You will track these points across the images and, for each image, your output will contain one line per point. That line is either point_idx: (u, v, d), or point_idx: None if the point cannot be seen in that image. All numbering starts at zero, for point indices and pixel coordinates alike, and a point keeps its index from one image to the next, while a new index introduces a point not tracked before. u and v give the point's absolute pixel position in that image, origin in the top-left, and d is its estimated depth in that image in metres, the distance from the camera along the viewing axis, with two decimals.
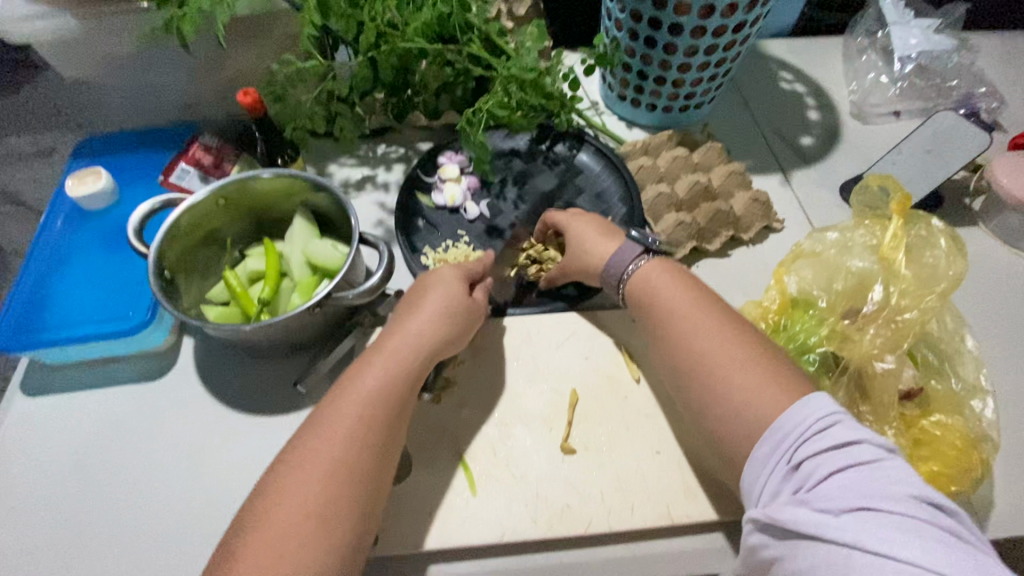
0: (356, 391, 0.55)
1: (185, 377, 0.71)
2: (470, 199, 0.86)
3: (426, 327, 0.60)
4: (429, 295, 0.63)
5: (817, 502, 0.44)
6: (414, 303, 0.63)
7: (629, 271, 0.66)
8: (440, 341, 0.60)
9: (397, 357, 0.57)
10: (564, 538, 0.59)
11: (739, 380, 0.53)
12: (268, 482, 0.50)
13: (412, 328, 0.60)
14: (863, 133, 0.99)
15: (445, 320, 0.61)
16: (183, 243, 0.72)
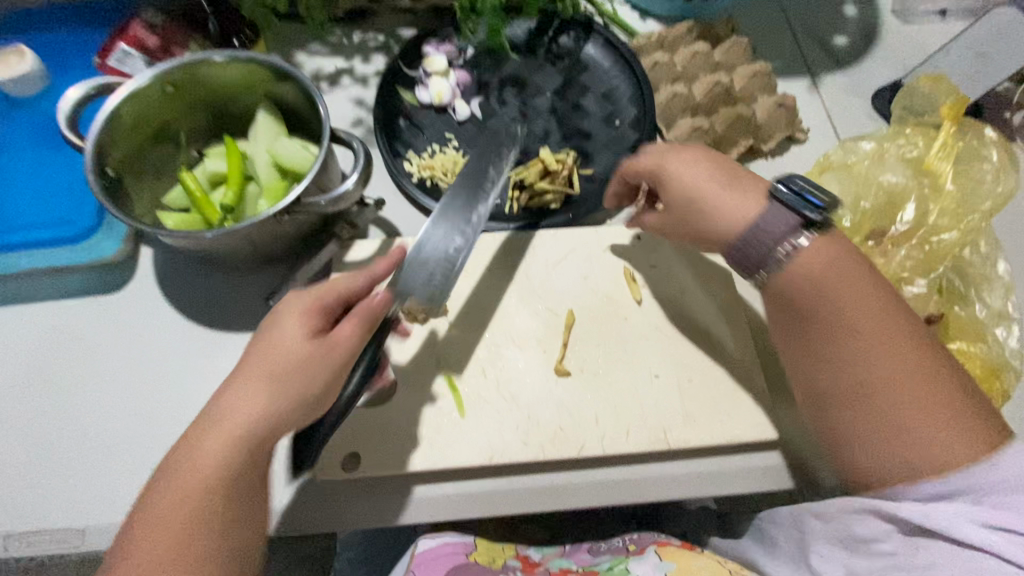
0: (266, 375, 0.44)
1: (145, 291, 0.64)
2: (460, 97, 0.76)
3: (254, 386, 0.44)
4: (272, 337, 0.46)
5: (978, 510, 0.39)
6: (259, 346, 0.46)
7: (785, 248, 0.49)
8: (277, 395, 0.44)
9: (224, 427, 0.43)
10: (556, 460, 0.57)
11: (925, 427, 0.42)
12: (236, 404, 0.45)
13: (249, 385, 0.44)
14: (904, 33, 0.88)
15: (278, 374, 0.44)
16: (127, 139, 0.63)
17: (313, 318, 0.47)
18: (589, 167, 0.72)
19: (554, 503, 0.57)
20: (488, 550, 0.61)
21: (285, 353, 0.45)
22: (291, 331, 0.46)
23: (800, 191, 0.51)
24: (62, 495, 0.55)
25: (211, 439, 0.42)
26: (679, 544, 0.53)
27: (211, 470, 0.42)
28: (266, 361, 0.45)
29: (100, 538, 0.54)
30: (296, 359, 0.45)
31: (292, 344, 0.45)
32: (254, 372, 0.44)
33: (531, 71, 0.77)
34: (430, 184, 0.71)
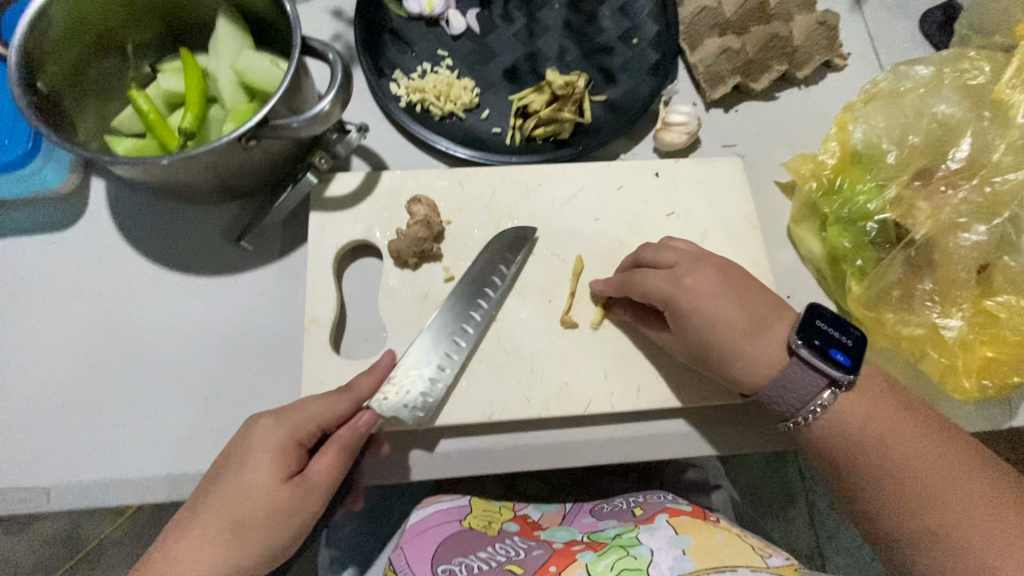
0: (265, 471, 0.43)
1: (99, 228, 0.57)
2: (454, 7, 0.65)
3: (213, 533, 0.43)
4: (239, 474, 0.43)
5: None
6: (226, 477, 0.44)
7: (811, 406, 0.46)
8: (241, 544, 0.43)
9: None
10: (560, 417, 0.52)
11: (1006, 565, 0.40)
12: None
13: (207, 539, 0.43)
14: None
15: (244, 521, 0.43)
16: (63, 49, 0.53)
17: (281, 467, 0.44)
18: (601, 93, 0.63)
19: (557, 462, 0.53)
20: (482, 513, 0.58)
21: (254, 499, 0.43)
22: (260, 475, 0.43)
23: (825, 344, 0.45)
24: (20, 452, 0.51)
25: (186, 552, 0.43)
26: (690, 516, 0.51)
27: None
28: (230, 505, 0.43)
29: (67, 497, 0.50)
30: (261, 530, 0.43)
31: (257, 502, 0.43)
32: (219, 510, 0.43)
33: None
34: (420, 110, 0.62)
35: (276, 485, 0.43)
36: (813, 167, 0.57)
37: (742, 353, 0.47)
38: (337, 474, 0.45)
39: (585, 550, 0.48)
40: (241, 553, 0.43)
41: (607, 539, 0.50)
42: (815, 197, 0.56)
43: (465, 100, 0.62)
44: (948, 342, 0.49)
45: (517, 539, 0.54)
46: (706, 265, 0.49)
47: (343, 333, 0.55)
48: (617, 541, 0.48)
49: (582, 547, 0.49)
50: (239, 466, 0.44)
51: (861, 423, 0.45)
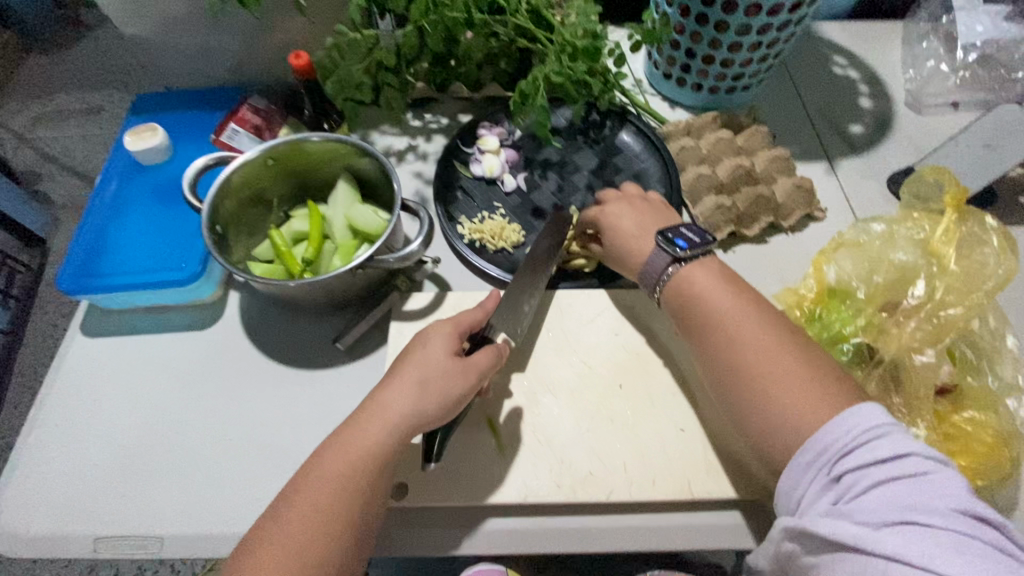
0: (432, 352, 0.58)
1: (231, 330, 0.75)
2: (508, 172, 0.87)
3: (399, 395, 0.56)
4: (423, 350, 0.59)
5: (856, 514, 0.45)
6: (412, 355, 0.59)
7: (663, 275, 0.65)
8: (425, 400, 0.56)
9: (388, 415, 0.55)
10: (585, 503, 0.61)
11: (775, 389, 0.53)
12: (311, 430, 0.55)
13: (400, 389, 0.56)
14: (917, 124, 0.97)
15: (421, 385, 0.56)
16: (234, 199, 0.74)
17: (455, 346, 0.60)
18: None
19: (580, 544, 0.61)
20: None
21: (428, 366, 0.57)
22: (439, 349, 0.58)
23: (674, 234, 0.66)
24: (150, 505, 0.63)
25: (383, 401, 0.56)
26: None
27: (380, 426, 0.55)
28: (419, 368, 0.57)
29: (182, 546, 0.61)
30: (442, 390, 0.57)
31: (442, 369, 0.57)
32: (410, 369, 0.57)
33: (571, 154, 0.88)
34: (479, 246, 0.81)
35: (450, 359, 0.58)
36: (795, 298, 0.70)
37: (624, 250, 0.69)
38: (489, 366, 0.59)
39: None
40: (424, 407, 0.56)
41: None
42: (800, 322, 0.68)
43: (514, 240, 0.80)
44: None
45: None
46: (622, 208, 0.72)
47: None
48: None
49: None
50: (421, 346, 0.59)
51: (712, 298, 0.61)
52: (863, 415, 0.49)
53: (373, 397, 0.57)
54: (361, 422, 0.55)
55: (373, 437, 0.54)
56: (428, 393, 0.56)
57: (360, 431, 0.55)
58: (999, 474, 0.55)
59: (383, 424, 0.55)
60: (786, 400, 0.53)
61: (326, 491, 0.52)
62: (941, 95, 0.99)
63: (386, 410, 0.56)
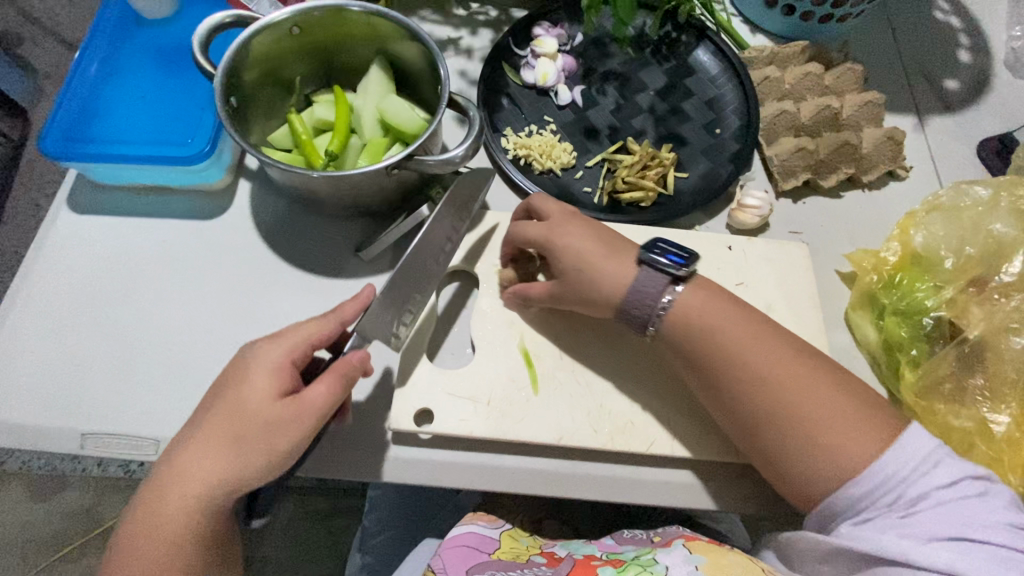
0: (251, 391, 0.47)
1: (239, 224, 0.66)
2: (563, 83, 0.76)
3: (214, 448, 0.47)
4: (239, 388, 0.48)
5: (908, 529, 0.43)
6: (228, 394, 0.48)
7: (661, 305, 0.53)
8: (243, 451, 0.46)
9: (198, 473, 0.47)
10: (622, 453, 0.56)
11: (823, 433, 0.47)
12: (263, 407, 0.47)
13: (207, 439, 0.47)
14: (1017, 88, 0.83)
15: (240, 435, 0.46)
16: (251, 70, 0.63)
17: (280, 378, 0.48)
18: (683, 171, 0.72)
19: (610, 495, 0.57)
20: (510, 548, 0.63)
21: (250, 410, 0.47)
22: (259, 390, 0.47)
23: (662, 254, 0.55)
24: (145, 405, 0.58)
25: (192, 452, 0.47)
26: (706, 541, 0.54)
27: (195, 479, 0.46)
28: (232, 410, 0.47)
29: None
30: (266, 437, 0.46)
31: (260, 410, 0.47)
32: (222, 410, 0.48)
33: (637, 70, 0.77)
34: (524, 163, 0.72)
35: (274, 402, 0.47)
36: (874, 261, 0.62)
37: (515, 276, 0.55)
38: (330, 401, 0.47)
39: (604, 565, 0.54)
40: (237, 458, 0.46)
41: (625, 557, 0.55)
42: (874, 288, 0.62)
43: (564, 160, 0.71)
44: (996, 436, 0.52)
45: (543, 569, 0.58)
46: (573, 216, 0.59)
47: (433, 343, 0.61)
48: (635, 560, 0.53)
49: (602, 562, 0.55)
50: (237, 379, 0.48)
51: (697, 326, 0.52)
52: (907, 441, 0.46)
53: (184, 442, 0.48)
54: (173, 468, 0.48)
55: (181, 489, 0.47)
56: (246, 449, 0.46)
57: (169, 480, 0.47)
58: None
59: (185, 477, 0.47)
60: (833, 441, 0.47)
61: (151, 538, 0.47)
62: None
63: (193, 460, 0.47)
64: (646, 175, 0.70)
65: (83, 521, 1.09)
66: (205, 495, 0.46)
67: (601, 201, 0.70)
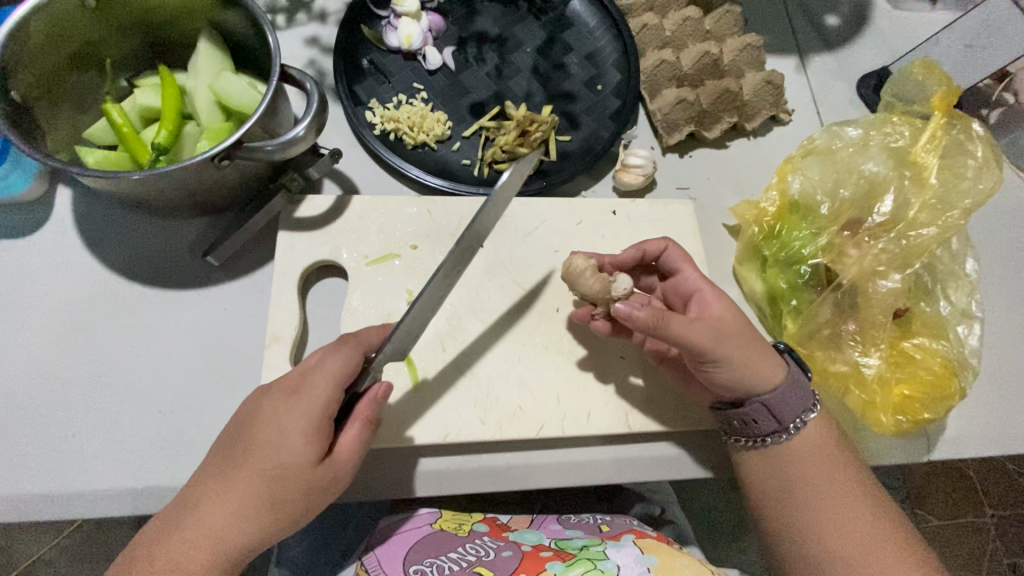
0: (289, 443, 0.42)
1: (61, 239, 0.57)
2: (431, 44, 0.69)
3: (242, 509, 0.40)
4: (273, 442, 0.42)
5: None
6: (252, 449, 0.42)
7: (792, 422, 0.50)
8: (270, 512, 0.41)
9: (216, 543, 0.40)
10: (515, 440, 0.54)
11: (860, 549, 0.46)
12: (290, 457, 0.41)
13: (230, 505, 0.40)
14: (896, 19, 0.83)
15: (280, 491, 0.41)
16: (38, 56, 0.52)
17: (318, 435, 0.42)
18: (566, 134, 0.67)
19: (508, 485, 0.54)
20: (453, 517, 0.61)
21: (289, 461, 0.41)
22: (296, 442, 0.42)
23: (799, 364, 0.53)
24: None
25: (206, 520, 0.40)
26: (655, 539, 0.56)
27: (202, 548, 0.39)
28: (261, 472, 0.41)
29: (10, 509, 0.48)
30: (299, 499, 0.42)
31: (297, 475, 0.41)
32: (254, 472, 0.41)
33: (510, 25, 0.71)
34: (394, 138, 0.65)
35: (312, 464, 0.42)
36: (755, 212, 0.61)
37: (763, 354, 0.49)
38: (358, 449, 0.45)
39: (553, 558, 0.52)
40: (256, 523, 0.41)
41: (574, 550, 0.54)
42: (756, 241, 0.60)
43: (438, 132, 0.65)
44: (868, 378, 0.53)
45: (487, 539, 0.58)
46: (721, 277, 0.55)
47: (303, 350, 0.56)
48: (584, 552, 0.53)
49: (550, 555, 0.54)
50: (269, 437, 0.42)
51: (790, 400, 0.49)
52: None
53: (191, 504, 0.41)
54: (172, 537, 0.40)
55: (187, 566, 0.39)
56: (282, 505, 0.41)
57: (170, 555, 0.39)
58: (941, 405, 0.52)
59: (196, 551, 0.39)
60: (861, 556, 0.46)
61: None
62: None
63: (205, 530, 0.40)
64: (525, 139, 0.65)
65: None
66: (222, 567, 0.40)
67: (485, 171, 0.65)
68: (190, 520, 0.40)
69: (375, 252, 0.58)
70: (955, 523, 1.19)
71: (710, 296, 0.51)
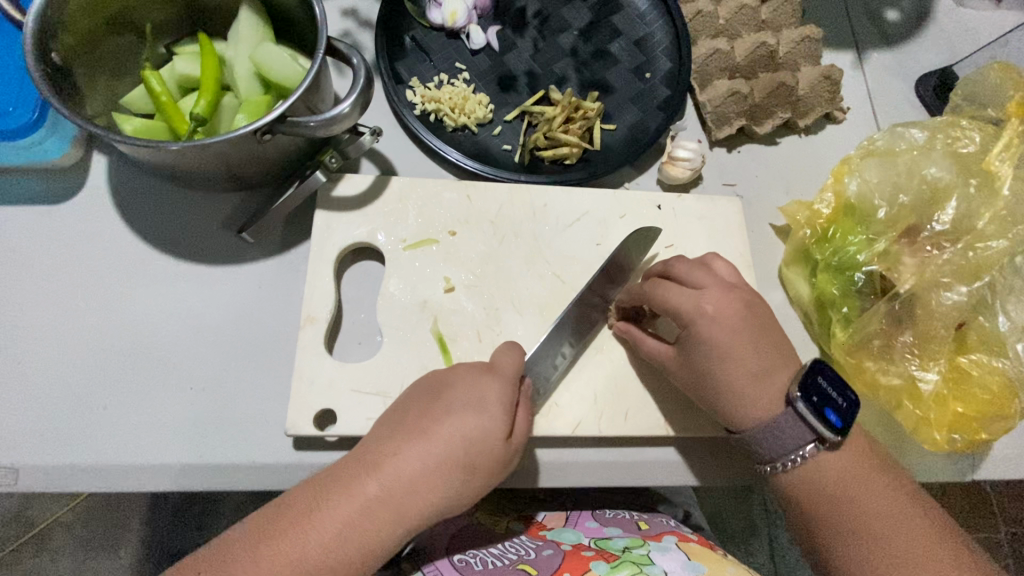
0: (484, 415, 0.43)
1: (95, 206, 0.56)
2: (475, 23, 0.67)
3: (435, 469, 0.41)
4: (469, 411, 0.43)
5: None
6: (446, 416, 0.43)
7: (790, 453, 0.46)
8: (457, 478, 0.42)
9: (408, 495, 0.41)
10: (549, 437, 0.52)
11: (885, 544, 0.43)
12: (477, 426, 0.43)
13: (425, 462, 0.41)
14: (960, 17, 0.78)
15: (471, 461, 0.42)
16: (81, 19, 0.51)
17: (511, 412, 0.44)
18: (611, 123, 0.65)
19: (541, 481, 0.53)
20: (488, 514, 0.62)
21: (480, 432, 0.43)
22: (490, 415, 0.43)
23: (822, 400, 0.45)
24: None
25: (401, 470, 0.41)
26: (698, 544, 0.56)
27: (398, 499, 0.40)
28: (459, 438, 0.42)
29: (41, 478, 0.48)
30: (486, 472, 0.43)
31: (491, 448, 0.43)
32: (451, 435, 0.42)
33: (557, 6, 0.69)
34: (434, 119, 0.63)
35: (503, 440, 0.43)
36: (808, 213, 0.58)
37: (746, 396, 0.46)
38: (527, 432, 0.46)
39: (597, 558, 0.52)
40: (448, 485, 0.41)
41: (617, 551, 0.53)
42: (808, 244, 0.58)
43: (479, 115, 0.63)
44: (924, 394, 0.51)
45: (524, 538, 0.58)
46: (734, 296, 0.48)
47: (334, 332, 0.54)
48: (627, 556, 0.52)
49: (593, 554, 0.53)
50: (469, 405, 0.43)
51: (772, 439, 0.46)
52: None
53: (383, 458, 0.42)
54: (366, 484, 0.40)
55: (377, 517, 0.40)
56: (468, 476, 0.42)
57: (361, 503, 0.40)
58: (1000, 425, 0.50)
59: (387, 503, 0.40)
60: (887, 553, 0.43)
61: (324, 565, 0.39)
62: None
63: (401, 483, 0.41)
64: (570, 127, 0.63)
65: (15, 526, 1.03)
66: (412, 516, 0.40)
67: (527, 157, 0.63)
68: (384, 471, 0.41)
69: (413, 236, 0.57)
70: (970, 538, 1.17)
71: (693, 341, 0.47)
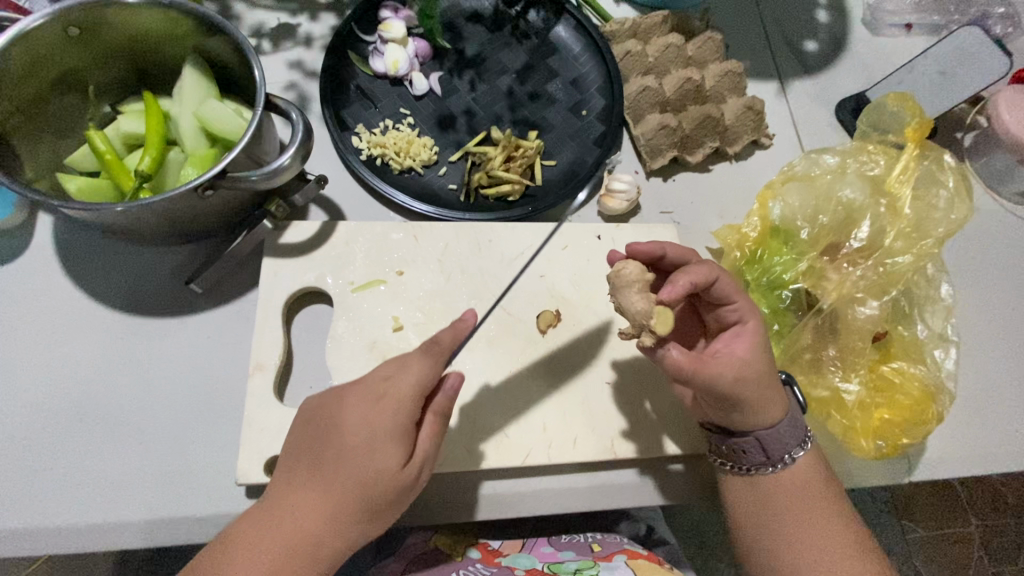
0: (374, 444, 0.42)
1: (40, 266, 0.56)
2: (417, 70, 0.70)
3: (337, 496, 0.42)
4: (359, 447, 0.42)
5: None
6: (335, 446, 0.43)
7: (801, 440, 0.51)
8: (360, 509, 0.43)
9: (310, 523, 0.42)
10: (503, 468, 0.54)
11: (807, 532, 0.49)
12: (361, 460, 0.42)
13: (325, 502, 0.42)
14: (873, 47, 0.84)
15: (367, 486, 0.42)
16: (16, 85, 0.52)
17: (406, 444, 0.43)
18: (551, 159, 0.68)
19: (494, 512, 0.54)
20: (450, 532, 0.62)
21: (367, 463, 0.42)
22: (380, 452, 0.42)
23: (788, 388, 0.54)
24: None
25: (303, 510, 0.42)
26: (646, 558, 0.58)
27: (305, 523, 0.42)
28: (348, 499, 0.42)
29: None
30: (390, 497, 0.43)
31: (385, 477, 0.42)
32: (347, 477, 0.42)
33: (495, 51, 0.72)
34: (380, 163, 0.65)
35: (397, 472, 0.43)
36: (737, 237, 0.61)
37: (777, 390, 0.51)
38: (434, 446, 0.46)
39: None
40: (350, 511, 0.42)
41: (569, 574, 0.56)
42: (739, 266, 0.61)
43: (424, 157, 0.65)
44: (849, 404, 0.54)
45: (480, 566, 0.59)
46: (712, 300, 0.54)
47: (286, 378, 0.55)
48: None
49: None
50: (358, 449, 0.42)
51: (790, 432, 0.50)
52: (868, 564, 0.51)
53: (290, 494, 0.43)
54: (277, 532, 0.42)
55: (290, 562, 0.41)
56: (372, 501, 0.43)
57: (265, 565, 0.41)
58: (920, 430, 0.53)
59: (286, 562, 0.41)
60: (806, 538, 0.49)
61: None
62: (898, 13, 0.86)
63: (295, 543, 0.42)
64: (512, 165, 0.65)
65: None
66: (318, 539, 0.42)
67: (472, 195, 0.66)
68: (284, 518, 0.42)
69: (361, 278, 0.58)
70: (942, 537, 1.19)
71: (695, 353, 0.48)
